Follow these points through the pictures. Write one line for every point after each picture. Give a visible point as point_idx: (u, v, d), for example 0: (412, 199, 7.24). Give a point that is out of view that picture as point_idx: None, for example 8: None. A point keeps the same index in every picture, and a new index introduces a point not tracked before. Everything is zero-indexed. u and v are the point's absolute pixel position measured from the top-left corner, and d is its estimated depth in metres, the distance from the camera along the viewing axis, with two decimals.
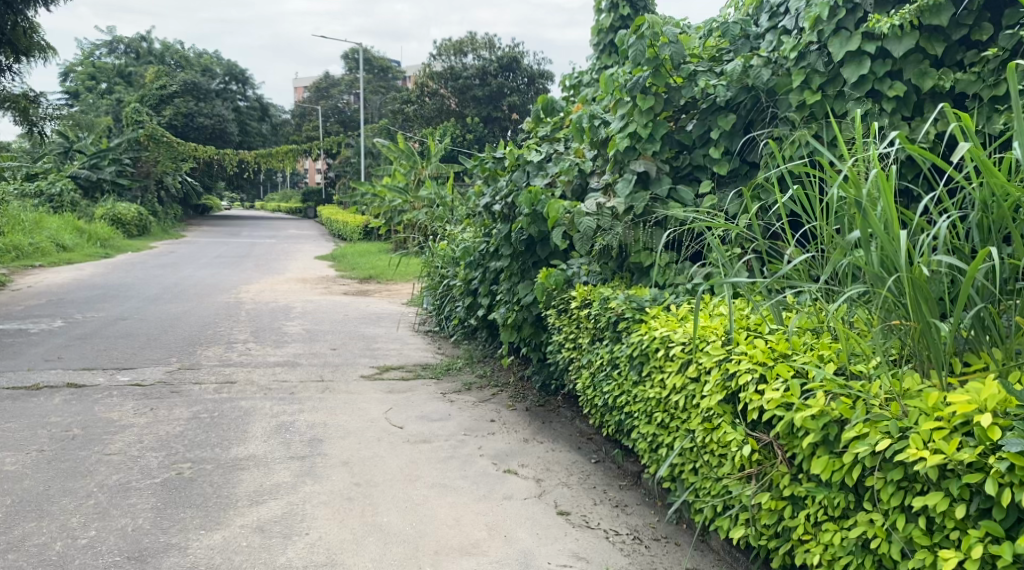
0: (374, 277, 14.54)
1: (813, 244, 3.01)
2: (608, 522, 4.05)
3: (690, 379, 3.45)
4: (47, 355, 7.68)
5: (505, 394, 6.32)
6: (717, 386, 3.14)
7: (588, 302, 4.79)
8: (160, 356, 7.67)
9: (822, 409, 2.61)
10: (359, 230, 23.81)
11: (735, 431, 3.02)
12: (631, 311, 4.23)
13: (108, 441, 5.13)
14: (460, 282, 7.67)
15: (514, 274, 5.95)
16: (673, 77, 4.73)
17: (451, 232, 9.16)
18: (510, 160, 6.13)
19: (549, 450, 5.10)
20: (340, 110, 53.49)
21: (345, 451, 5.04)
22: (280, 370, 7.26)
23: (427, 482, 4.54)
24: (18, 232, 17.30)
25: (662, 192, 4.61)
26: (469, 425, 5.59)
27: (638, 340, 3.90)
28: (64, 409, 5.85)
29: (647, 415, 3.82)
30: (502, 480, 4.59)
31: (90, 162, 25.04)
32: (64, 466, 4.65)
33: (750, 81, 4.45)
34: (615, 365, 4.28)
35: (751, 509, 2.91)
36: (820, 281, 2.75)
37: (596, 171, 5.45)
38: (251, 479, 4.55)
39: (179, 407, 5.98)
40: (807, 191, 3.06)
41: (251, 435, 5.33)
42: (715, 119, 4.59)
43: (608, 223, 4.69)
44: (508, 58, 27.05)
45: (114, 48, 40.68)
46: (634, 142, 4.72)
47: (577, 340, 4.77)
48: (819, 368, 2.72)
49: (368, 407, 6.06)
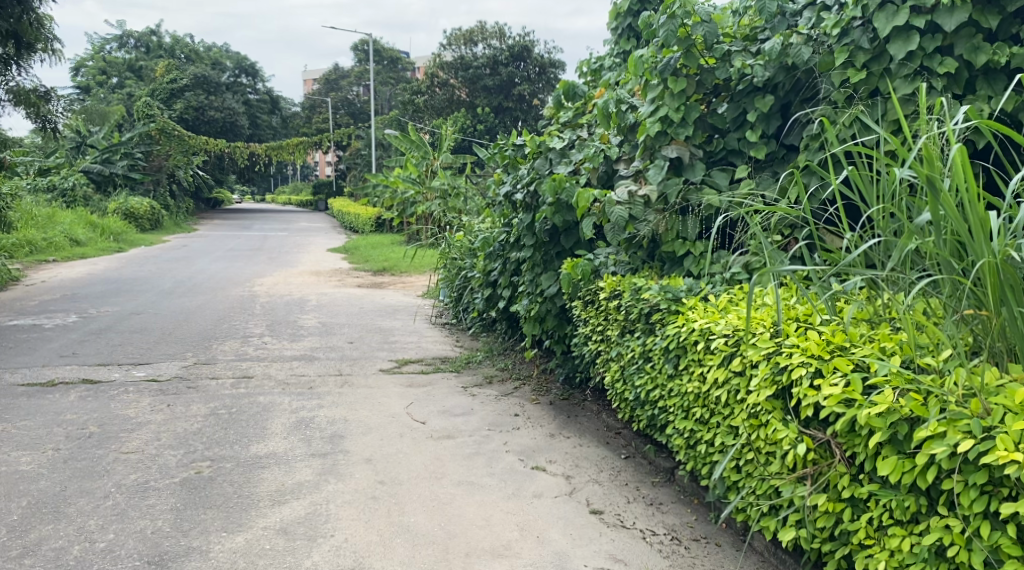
0: (387, 269, 14.39)
1: (872, 231, 2.82)
2: (644, 521, 3.88)
3: (733, 373, 3.27)
4: (62, 351, 7.57)
5: (528, 387, 6.17)
6: (766, 380, 2.96)
7: (618, 293, 4.60)
8: (176, 351, 7.55)
9: (890, 406, 2.44)
10: (371, 221, 23.76)
11: (787, 428, 2.84)
12: (667, 302, 4.05)
13: (125, 439, 5.01)
14: (478, 274, 7.49)
15: (537, 265, 5.79)
16: (705, 57, 4.56)
17: (469, 223, 9.01)
18: (530, 148, 5.94)
19: (576, 445, 4.94)
20: (350, 102, 53.34)
21: (368, 448, 4.90)
22: (298, 364, 7.12)
23: (453, 479, 4.40)
24: (32, 227, 17.25)
25: (695, 177, 4.47)
26: (493, 420, 5.44)
27: (674, 332, 3.73)
28: (79, 406, 5.73)
29: (684, 410, 3.68)
30: (531, 477, 4.44)
31: (102, 157, 25.02)
32: (81, 465, 4.53)
33: (789, 61, 4.15)
34: (648, 358, 4.12)
35: (805, 510, 2.75)
36: (886, 268, 2.58)
37: (623, 158, 5.25)
38: (272, 478, 4.41)
39: (196, 404, 5.86)
40: (862, 174, 2.87)
41: (271, 431, 5.20)
42: (751, 101, 4.42)
43: (640, 213, 4.48)
44: (518, 48, 26.75)
45: (124, 43, 40.47)
46: (665, 127, 4.58)
47: (605, 333, 4.60)
48: (885, 362, 2.53)
49: (388, 402, 5.91)
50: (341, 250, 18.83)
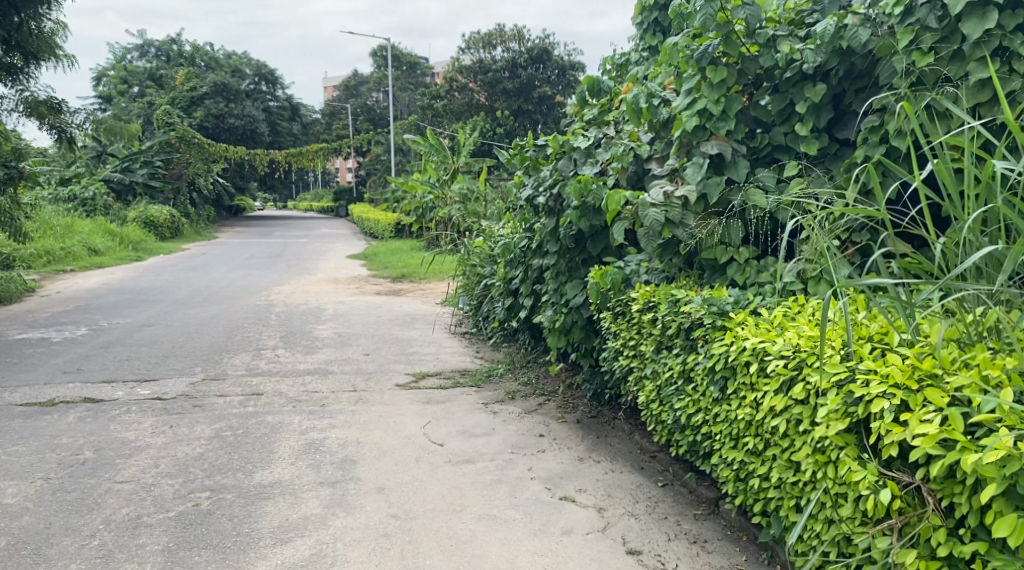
0: (406, 275, 14.04)
1: (966, 235, 2.41)
2: (688, 564, 3.49)
3: (794, 402, 2.84)
4: (66, 367, 7.24)
5: (554, 404, 5.74)
6: (836, 411, 2.56)
7: (653, 304, 4.19)
8: (184, 366, 7.20)
9: (1008, 452, 2.03)
10: (391, 227, 23.55)
11: (865, 468, 2.42)
12: (711, 316, 3.59)
13: (121, 466, 4.65)
14: (499, 282, 7.08)
15: (562, 273, 5.41)
16: (746, 45, 4.15)
17: (489, 228, 8.61)
18: (553, 148, 5.57)
19: (608, 470, 4.53)
20: (369, 108, 53.23)
21: (381, 475, 4.50)
22: (310, 379, 6.73)
23: (473, 513, 3.99)
24: (51, 238, 17.10)
25: (739, 176, 4.06)
26: (516, 441, 5.03)
27: (721, 351, 3.32)
28: (77, 429, 5.38)
29: (733, 439, 3.31)
30: (559, 509, 4.03)
31: (122, 166, 25.03)
32: (71, 498, 4.17)
33: (845, 44, 3.69)
34: (688, 378, 3.73)
35: (890, 567, 2.33)
36: (997, 279, 2.19)
37: (655, 157, 4.84)
38: (275, 511, 4.03)
39: (200, 425, 5.49)
40: (950, 169, 2.48)
41: (277, 456, 4.82)
42: (799, 91, 4.00)
43: (679, 216, 4.02)
44: (538, 50, 26.43)
45: (144, 52, 40.10)
46: (703, 121, 4.14)
47: (639, 348, 4.19)
48: (995, 397, 2.11)
49: (405, 421, 5.52)
50: (361, 256, 18.52)
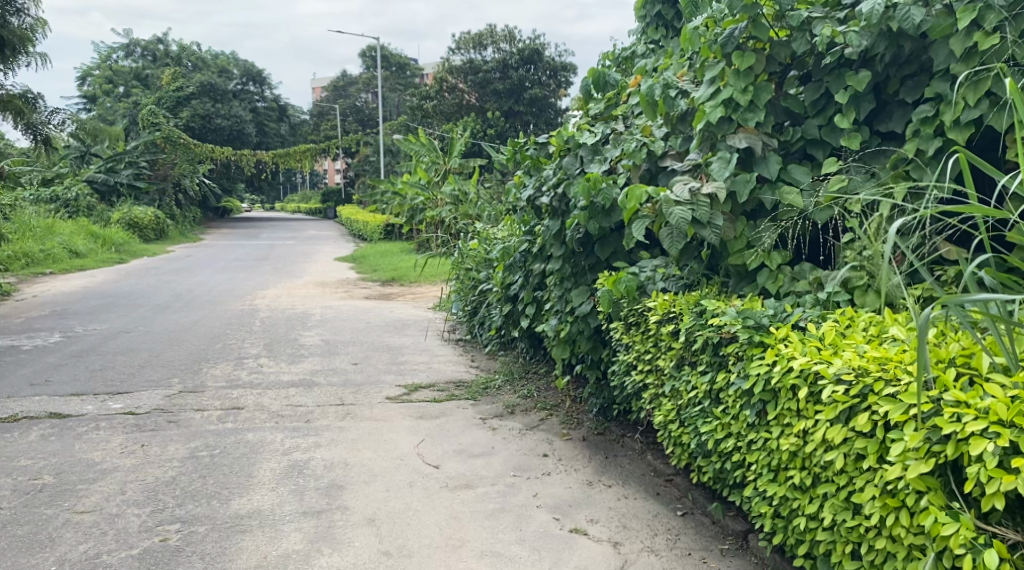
0: (396, 280, 13.55)
1: None
2: None
3: (855, 435, 2.45)
4: (34, 378, 6.75)
5: (557, 419, 5.31)
6: (916, 450, 2.23)
7: (673, 315, 3.75)
8: (161, 377, 6.73)
9: None
10: (380, 229, 23.04)
11: (957, 520, 2.12)
12: (747, 331, 3.14)
13: (83, 493, 4.19)
14: (497, 287, 6.65)
15: (566, 278, 4.97)
16: (775, 29, 3.77)
17: (485, 231, 8.16)
18: (558, 145, 5.20)
19: (620, 498, 4.11)
20: (358, 109, 52.67)
21: (370, 503, 4.06)
22: (294, 392, 6.27)
23: (475, 549, 3.57)
24: (29, 239, 16.51)
25: (770, 174, 3.65)
26: (518, 462, 4.61)
27: (760, 371, 2.90)
28: (38, 449, 4.92)
29: (770, 471, 2.89)
30: (570, 544, 3.62)
31: (106, 166, 24.45)
32: (22, 533, 3.71)
33: (895, 25, 3.30)
34: (716, 399, 3.32)
35: None
36: None
37: (671, 152, 4.42)
38: (252, 548, 3.59)
39: (173, 444, 5.03)
40: None
41: (257, 481, 4.38)
42: (838, 78, 3.61)
43: (706, 215, 3.58)
44: (529, 51, 25.85)
45: (130, 51, 39.33)
46: (728, 112, 3.73)
47: (656, 363, 3.78)
48: None
49: (396, 439, 5.08)
50: (349, 259, 18.02)
